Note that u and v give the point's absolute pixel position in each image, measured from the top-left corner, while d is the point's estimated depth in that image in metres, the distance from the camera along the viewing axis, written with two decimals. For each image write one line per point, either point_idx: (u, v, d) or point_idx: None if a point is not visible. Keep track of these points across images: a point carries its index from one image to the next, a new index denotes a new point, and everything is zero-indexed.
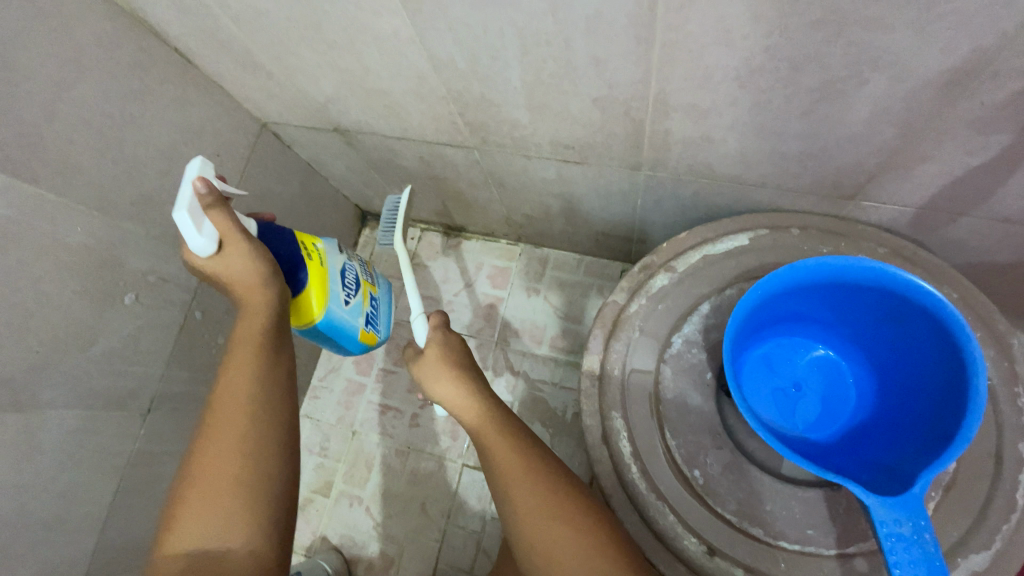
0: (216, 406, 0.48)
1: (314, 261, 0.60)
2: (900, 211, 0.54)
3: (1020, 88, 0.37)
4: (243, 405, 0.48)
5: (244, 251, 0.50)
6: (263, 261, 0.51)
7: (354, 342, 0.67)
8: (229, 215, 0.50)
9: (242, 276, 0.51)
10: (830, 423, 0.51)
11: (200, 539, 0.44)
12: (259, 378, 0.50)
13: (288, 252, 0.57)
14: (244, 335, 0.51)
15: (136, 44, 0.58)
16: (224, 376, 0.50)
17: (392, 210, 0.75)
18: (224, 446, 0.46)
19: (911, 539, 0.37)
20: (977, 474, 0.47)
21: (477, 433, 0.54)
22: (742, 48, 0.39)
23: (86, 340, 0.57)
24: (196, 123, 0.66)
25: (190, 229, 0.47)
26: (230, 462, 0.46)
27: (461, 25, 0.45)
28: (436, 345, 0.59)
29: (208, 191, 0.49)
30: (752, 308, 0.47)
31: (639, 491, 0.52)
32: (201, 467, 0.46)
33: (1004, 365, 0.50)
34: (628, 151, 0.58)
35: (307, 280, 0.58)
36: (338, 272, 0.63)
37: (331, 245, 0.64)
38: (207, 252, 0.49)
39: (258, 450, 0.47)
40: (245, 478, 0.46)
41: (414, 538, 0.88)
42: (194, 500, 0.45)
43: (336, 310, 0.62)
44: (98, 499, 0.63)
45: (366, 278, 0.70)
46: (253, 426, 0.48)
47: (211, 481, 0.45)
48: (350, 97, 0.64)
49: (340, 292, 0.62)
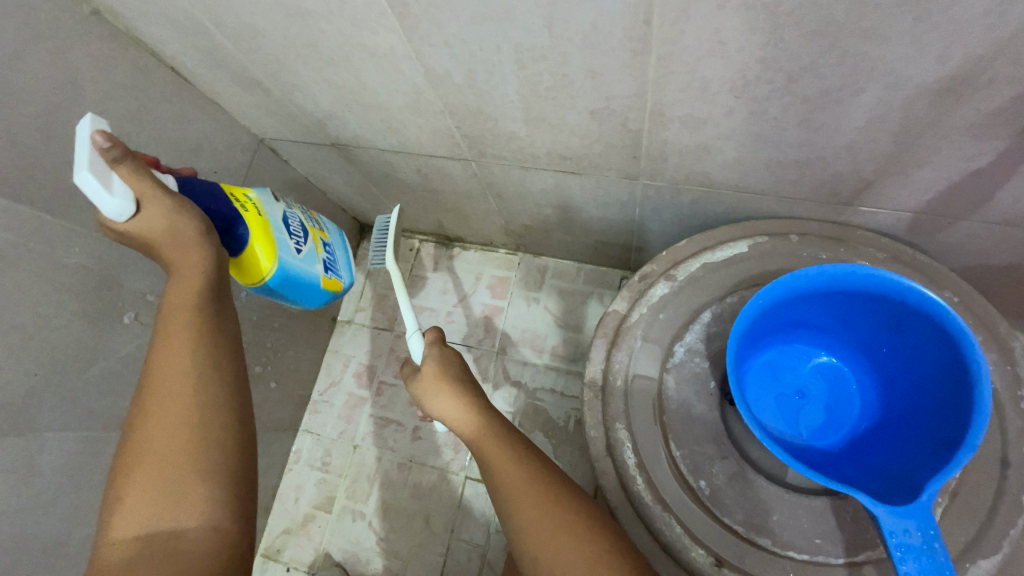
0: (153, 376, 0.45)
1: (250, 212, 0.58)
2: (898, 217, 0.54)
3: (1015, 95, 0.37)
4: (182, 373, 0.45)
5: (164, 207, 0.46)
6: (189, 215, 0.48)
7: (316, 291, 0.67)
8: (139, 170, 0.45)
9: (167, 236, 0.47)
10: (834, 431, 0.51)
11: (148, 516, 0.41)
12: (197, 343, 0.46)
13: (222, 206, 0.55)
14: (179, 298, 0.47)
15: (133, 64, 0.58)
16: (158, 344, 0.46)
17: (381, 228, 0.75)
18: (165, 417, 0.43)
19: (921, 549, 0.37)
20: (984, 480, 0.47)
21: (477, 448, 0.53)
22: (738, 61, 0.40)
23: (85, 361, 0.57)
24: (193, 141, 0.66)
25: (100, 190, 0.42)
26: (174, 433, 0.43)
27: (457, 41, 0.46)
28: (433, 362, 0.59)
29: (111, 144, 0.44)
30: (754, 317, 0.47)
31: (645, 503, 0.51)
32: (144, 440, 0.43)
33: (1007, 368, 0.50)
34: (625, 161, 0.58)
35: (247, 232, 0.57)
36: (281, 221, 0.62)
37: (266, 195, 0.62)
38: (124, 215, 0.44)
39: (204, 419, 0.44)
40: (192, 448, 0.43)
41: (418, 553, 0.87)
42: (138, 476, 0.42)
43: (287, 259, 0.62)
44: (98, 522, 0.62)
45: (314, 226, 0.69)
46: (198, 394, 0.44)
47: (156, 455, 0.42)
48: (348, 113, 0.64)
49: (287, 240, 0.62)
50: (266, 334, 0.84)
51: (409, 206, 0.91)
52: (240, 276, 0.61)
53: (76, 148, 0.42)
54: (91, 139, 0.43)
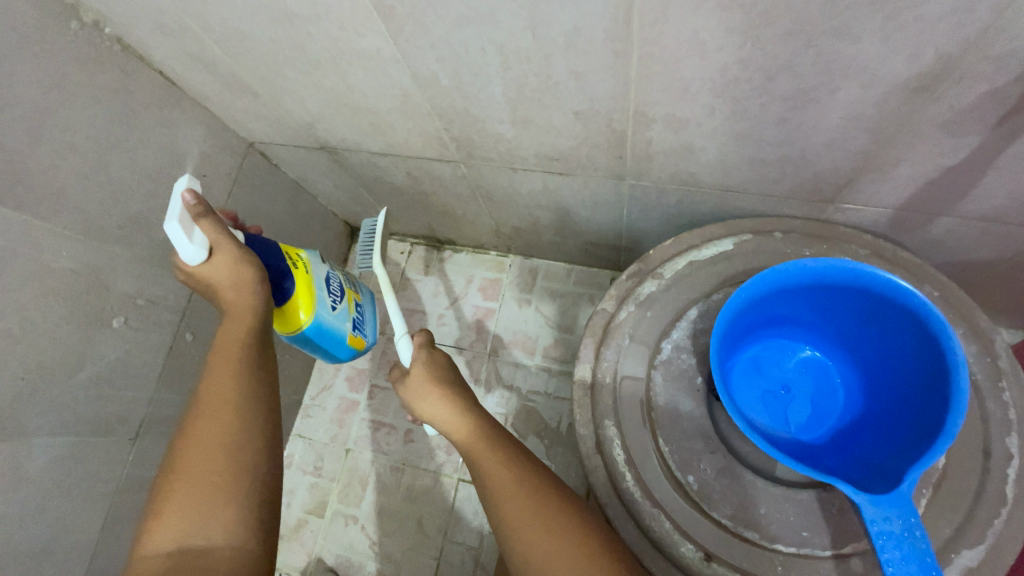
0: (199, 403, 0.48)
1: (298, 269, 0.63)
2: (878, 213, 0.55)
3: (986, 91, 0.38)
4: (228, 400, 0.48)
5: (232, 256, 0.51)
6: (250, 265, 0.52)
7: (344, 347, 0.70)
8: (218, 224, 0.51)
9: (229, 281, 0.52)
10: (820, 424, 0.51)
11: (182, 532, 0.43)
12: (242, 375, 0.50)
13: (276, 264, 0.60)
14: (232, 333, 0.52)
15: (121, 69, 0.58)
16: (207, 374, 0.50)
17: (369, 233, 0.75)
18: (206, 440, 0.46)
19: (902, 536, 0.37)
20: (966, 470, 0.48)
21: (467, 449, 0.54)
22: (717, 60, 0.40)
23: (73, 365, 0.57)
24: (182, 145, 0.66)
25: (181, 238, 0.49)
26: (213, 454, 0.46)
27: (443, 43, 0.46)
28: (421, 365, 0.60)
29: (197, 201, 0.51)
30: (738, 311, 0.47)
31: (634, 499, 0.52)
32: (185, 460, 0.46)
33: (987, 360, 0.51)
34: (612, 161, 0.58)
35: (293, 288, 0.61)
36: (323, 280, 0.66)
37: (315, 256, 0.67)
38: (197, 260, 0.50)
39: (242, 444, 0.47)
40: (229, 470, 0.45)
41: (411, 556, 0.87)
42: (177, 494, 0.44)
43: (324, 314, 0.65)
44: (86, 528, 0.61)
45: (351, 287, 0.73)
46: (240, 419, 0.48)
47: (193, 475, 0.45)
48: (336, 116, 0.64)
49: (326, 297, 0.66)
50: None
51: (399, 209, 0.91)
52: (278, 325, 0.64)
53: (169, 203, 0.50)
54: (182, 196, 0.51)
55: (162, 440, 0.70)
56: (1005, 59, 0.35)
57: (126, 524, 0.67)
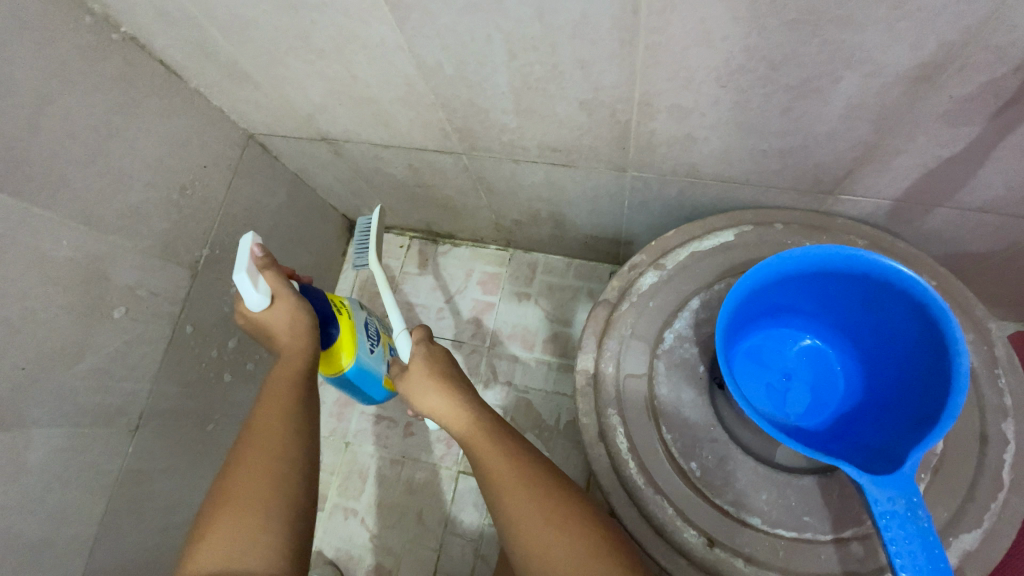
0: (248, 434, 0.51)
1: (341, 313, 0.66)
2: (877, 204, 0.56)
3: (986, 81, 0.39)
4: (276, 431, 0.51)
5: (290, 305, 0.57)
6: (306, 314, 0.58)
7: (379, 387, 0.73)
8: (279, 275, 0.58)
9: (286, 326, 0.58)
10: (821, 411, 0.52)
11: (224, 555, 0.44)
12: (289, 409, 0.53)
13: (324, 311, 0.63)
14: (282, 373, 0.56)
15: (121, 57, 0.58)
16: (258, 409, 0.53)
17: (364, 231, 0.75)
18: (254, 466, 0.48)
19: (905, 516, 0.38)
20: (963, 456, 0.49)
21: (467, 441, 0.54)
22: (722, 50, 0.41)
23: (73, 356, 0.57)
24: (183, 135, 0.66)
25: (248, 287, 0.55)
26: (261, 480, 0.48)
27: (449, 32, 0.46)
28: (420, 360, 0.59)
29: (264, 254, 0.56)
30: (742, 299, 0.48)
31: (637, 486, 0.52)
32: (233, 485, 0.48)
33: (984, 348, 0.52)
34: (614, 152, 0.59)
35: (338, 333, 0.64)
36: (363, 325, 0.69)
37: (355, 302, 0.70)
38: (260, 305, 0.56)
39: (285, 472, 0.49)
40: (274, 495, 0.47)
41: (412, 548, 0.87)
42: (223, 518, 0.46)
43: (364, 357, 0.68)
44: (87, 520, 0.61)
45: (384, 331, 0.77)
46: (285, 448, 0.50)
47: (242, 498, 0.46)
48: (338, 106, 0.64)
49: (366, 341, 0.69)
50: None
51: (399, 202, 0.91)
52: (321, 368, 0.66)
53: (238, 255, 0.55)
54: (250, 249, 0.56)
55: (161, 432, 0.70)
56: (1005, 49, 0.36)
57: (127, 517, 0.66)
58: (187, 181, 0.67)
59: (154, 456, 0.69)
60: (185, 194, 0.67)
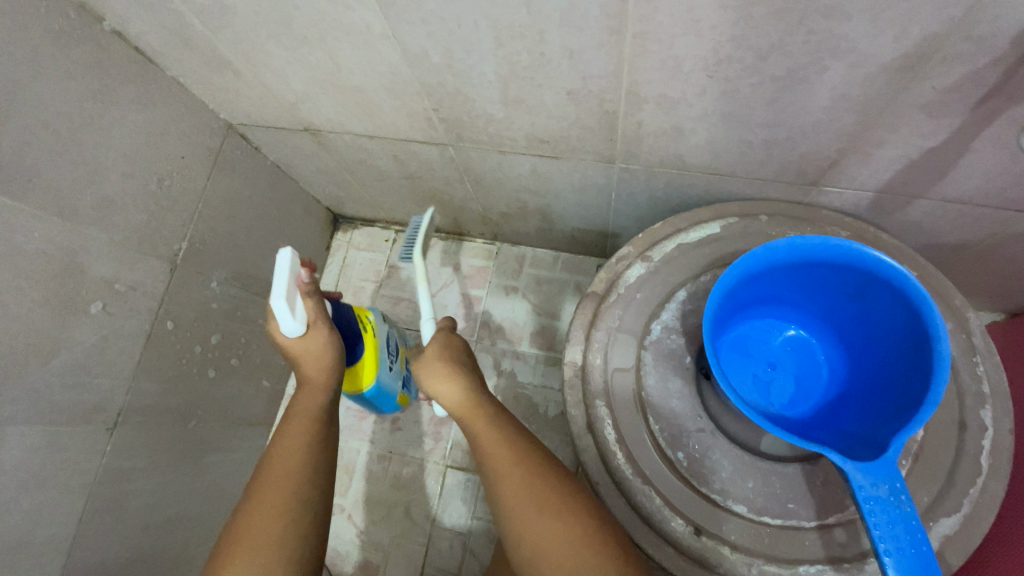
0: (266, 472, 0.51)
1: (367, 331, 0.67)
2: (859, 195, 0.57)
3: (968, 72, 0.39)
4: (292, 470, 0.51)
5: (322, 338, 0.57)
6: (335, 350, 0.58)
7: (391, 402, 0.77)
8: (317, 306, 0.56)
9: (313, 357, 0.57)
10: (805, 400, 0.53)
11: None
12: (305, 446, 0.53)
13: (351, 328, 0.64)
14: (303, 408, 0.56)
15: (95, 42, 0.56)
16: (276, 445, 0.53)
17: (413, 231, 0.76)
18: (269, 503, 0.48)
19: (888, 501, 0.39)
20: (942, 442, 0.50)
21: (468, 425, 0.54)
22: (710, 39, 0.41)
23: (47, 352, 0.55)
24: (159, 123, 0.64)
25: (286, 314, 0.52)
26: (274, 519, 0.47)
27: (435, 18, 0.46)
28: (437, 344, 0.60)
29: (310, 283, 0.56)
30: (730, 288, 0.48)
31: (625, 476, 0.53)
32: (251, 524, 0.47)
33: (962, 337, 0.52)
34: (601, 144, 0.59)
35: (362, 352, 0.65)
36: (384, 344, 0.71)
37: (377, 317, 0.72)
38: (293, 333, 0.54)
39: (301, 515, 0.49)
40: (288, 536, 0.47)
41: (400, 543, 0.87)
42: (236, 553, 0.45)
43: (382, 377, 0.70)
44: (64, 520, 0.59)
45: (400, 344, 0.79)
46: (298, 485, 0.50)
47: (258, 539, 0.46)
48: (321, 95, 0.63)
49: (385, 361, 0.71)
50: (238, 325, 0.82)
51: (384, 195, 0.90)
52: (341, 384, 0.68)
53: (275, 278, 0.51)
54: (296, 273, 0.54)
55: (141, 429, 0.68)
56: (987, 40, 0.36)
57: (107, 516, 0.64)
58: (165, 171, 0.66)
59: (134, 454, 0.67)
60: (163, 184, 0.66)
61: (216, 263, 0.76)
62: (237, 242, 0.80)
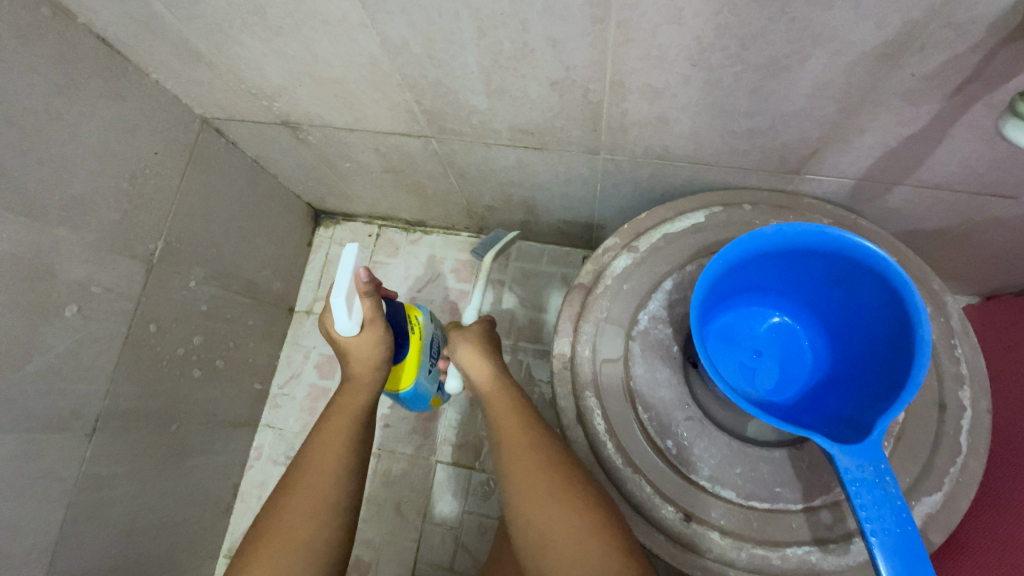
0: (301, 470, 0.50)
1: (415, 332, 0.66)
2: (840, 183, 0.57)
3: (948, 58, 0.39)
4: (327, 470, 0.50)
5: (374, 335, 0.56)
6: (386, 347, 0.57)
7: (424, 404, 0.75)
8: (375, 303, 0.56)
9: (363, 356, 0.57)
10: (789, 386, 0.54)
11: None
12: (344, 448, 0.52)
13: (399, 327, 0.63)
14: (345, 407, 0.56)
15: (60, 35, 0.53)
16: (315, 440, 0.53)
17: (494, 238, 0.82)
18: (302, 504, 0.48)
19: (874, 482, 0.40)
20: (923, 424, 0.51)
21: (488, 399, 0.58)
22: (693, 27, 0.41)
23: (18, 358, 0.53)
24: (130, 119, 0.62)
25: (342, 313, 0.52)
26: (304, 522, 0.47)
27: (415, 8, 0.45)
28: (478, 325, 0.67)
29: (369, 281, 0.54)
30: (717, 276, 0.48)
31: (616, 466, 0.53)
32: (281, 523, 0.47)
33: (941, 321, 0.54)
34: (587, 134, 0.58)
35: (406, 353, 0.64)
36: (429, 345, 0.69)
37: (427, 317, 0.70)
38: (348, 332, 0.54)
39: (330, 518, 0.48)
40: (315, 540, 0.47)
41: (391, 540, 0.86)
42: (266, 550, 0.45)
43: (422, 380, 0.68)
44: (43, 530, 0.57)
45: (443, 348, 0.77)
46: (331, 485, 0.50)
47: (288, 538, 0.46)
48: (299, 87, 0.61)
49: (427, 363, 0.69)
50: (220, 325, 0.81)
51: (368, 190, 0.89)
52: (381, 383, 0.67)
53: (339, 277, 0.52)
54: (358, 272, 0.54)
55: (120, 435, 0.66)
56: (965, 26, 0.37)
57: (89, 524, 0.63)
58: (137, 169, 0.63)
59: (115, 460, 0.66)
60: (136, 182, 0.63)
61: (195, 263, 0.74)
62: (216, 241, 0.78)
